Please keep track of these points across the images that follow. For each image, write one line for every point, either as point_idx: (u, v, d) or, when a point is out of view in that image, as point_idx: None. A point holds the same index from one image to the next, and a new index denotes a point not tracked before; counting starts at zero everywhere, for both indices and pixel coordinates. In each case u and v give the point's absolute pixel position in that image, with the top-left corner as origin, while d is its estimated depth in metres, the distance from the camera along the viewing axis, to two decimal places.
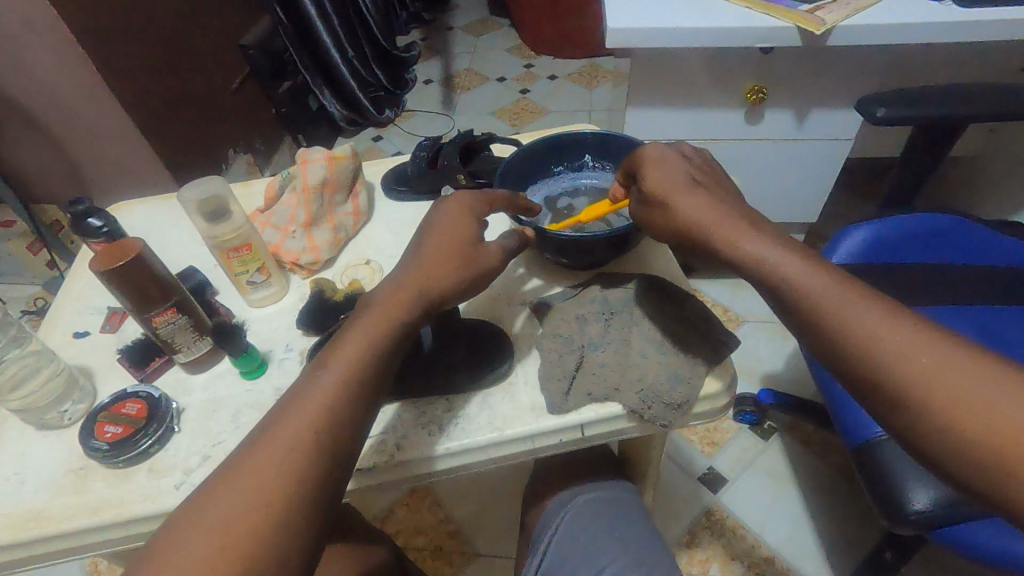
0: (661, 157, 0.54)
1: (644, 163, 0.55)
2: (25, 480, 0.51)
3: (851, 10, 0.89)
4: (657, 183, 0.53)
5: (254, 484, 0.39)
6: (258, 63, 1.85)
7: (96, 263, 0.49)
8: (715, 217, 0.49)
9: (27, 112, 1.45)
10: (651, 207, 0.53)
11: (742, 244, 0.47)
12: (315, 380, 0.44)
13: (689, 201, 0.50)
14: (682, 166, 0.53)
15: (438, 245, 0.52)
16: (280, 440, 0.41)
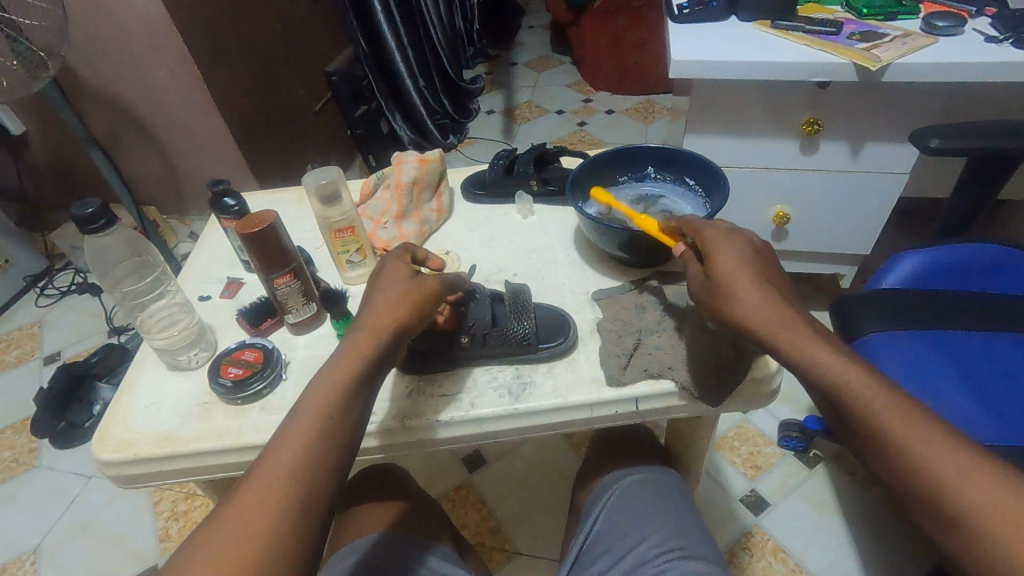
0: (729, 240, 0.52)
1: (713, 246, 0.52)
2: (160, 408, 0.60)
3: (907, 49, 0.94)
4: (728, 273, 0.49)
5: (249, 507, 0.40)
6: (340, 88, 2.03)
7: (240, 228, 0.58)
8: (772, 318, 0.47)
9: (143, 121, 1.65)
10: (712, 289, 0.51)
11: (805, 348, 0.46)
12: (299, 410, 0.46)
13: (751, 298, 0.48)
14: (752, 257, 0.51)
15: (393, 286, 0.55)
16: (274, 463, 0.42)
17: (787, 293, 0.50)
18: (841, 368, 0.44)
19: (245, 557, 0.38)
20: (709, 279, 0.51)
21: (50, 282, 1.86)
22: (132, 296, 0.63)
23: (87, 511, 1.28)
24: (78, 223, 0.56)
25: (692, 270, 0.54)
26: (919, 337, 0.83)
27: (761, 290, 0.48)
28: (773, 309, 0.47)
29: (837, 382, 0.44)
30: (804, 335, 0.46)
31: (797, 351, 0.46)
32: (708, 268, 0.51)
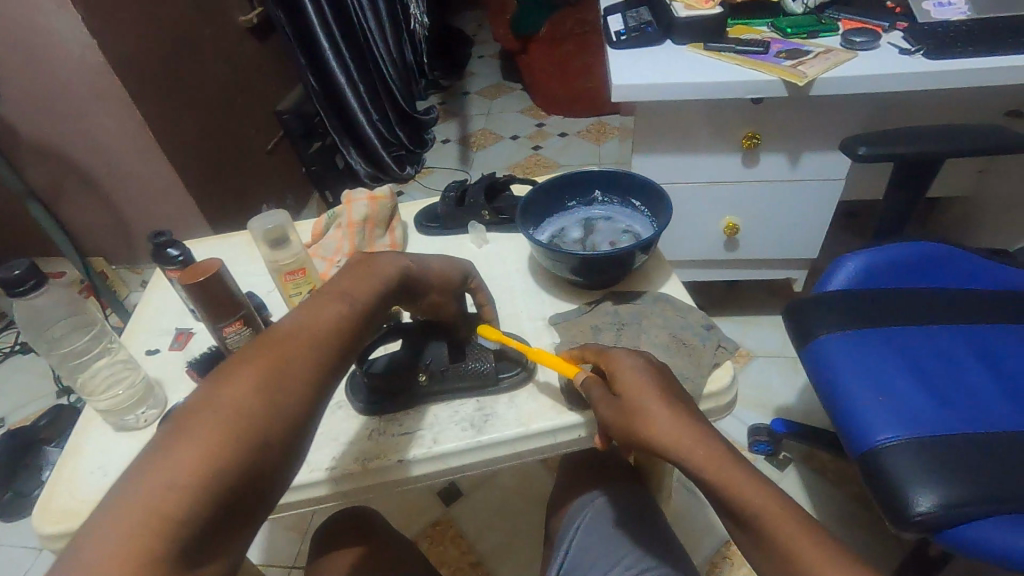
0: (632, 362, 0.52)
1: (617, 367, 0.52)
2: (107, 472, 0.58)
3: (831, 63, 0.99)
4: (636, 394, 0.49)
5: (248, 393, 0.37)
6: (291, 126, 2.02)
7: (182, 279, 0.56)
8: (688, 444, 0.45)
9: (85, 172, 1.60)
10: (623, 411, 0.50)
11: (739, 489, 0.44)
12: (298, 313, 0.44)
13: (658, 417, 0.47)
14: (658, 380, 0.50)
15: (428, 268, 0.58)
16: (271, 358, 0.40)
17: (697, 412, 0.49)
18: (753, 499, 0.43)
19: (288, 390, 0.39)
20: (617, 403, 0.50)
21: None
22: (70, 356, 0.60)
23: None
24: (7, 287, 0.54)
25: (596, 394, 0.53)
26: (869, 336, 0.86)
27: (672, 411, 0.47)
28: (685, 437, 0.46)
29: (750, 510, 0.43)
30: (724, 459, 0.45)
31: (727, 484, 0.44)
32: (615, 387, 0.51)
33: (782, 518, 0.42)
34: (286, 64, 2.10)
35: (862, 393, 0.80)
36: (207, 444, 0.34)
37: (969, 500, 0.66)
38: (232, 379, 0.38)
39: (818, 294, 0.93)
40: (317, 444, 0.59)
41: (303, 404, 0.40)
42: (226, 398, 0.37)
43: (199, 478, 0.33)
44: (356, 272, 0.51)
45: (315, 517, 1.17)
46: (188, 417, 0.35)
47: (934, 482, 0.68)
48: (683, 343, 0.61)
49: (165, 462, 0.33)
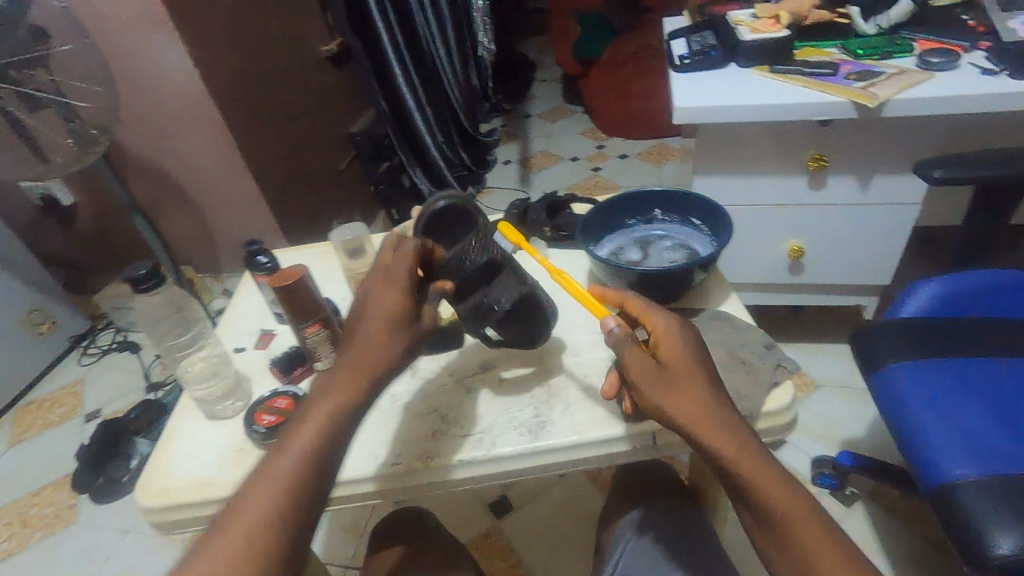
0: (681, 337, 0.52)
1: (666, 338, 0.52)
2: (197, 455, 0.64)
3: (904, 84, 0.97)
4: (686, 375, 0.49)
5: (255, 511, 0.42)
6: (362, 147, 2.15)
7: (273, 283, 0.62)
8: (728, 440, 0.47)
9: (181, 187, 1.76)
10: (667, 383, 0.49)
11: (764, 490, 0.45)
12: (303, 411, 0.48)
13: (703, 406, 0.48)
14: (702, 363, 0.51)
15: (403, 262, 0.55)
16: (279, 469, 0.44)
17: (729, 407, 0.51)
18: (781, 501, 0.45)
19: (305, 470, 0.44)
20: (661, 373, 0.50)
21: (92, 342, 1.95)
22: (177, 348, 0.68)
23: (122, 565, 1.30)
24: (132, 284, 0.62)
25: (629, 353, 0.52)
26: (943, 366, 0.82)
27: (714, 401, 0.49)
28: (723, 429, 0.47)
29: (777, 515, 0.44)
30: (757, 458, 0.46)
31: (758, 481, 0.45)
32: (655, 352, 0.52)
33: (807, 527, 0.44)
34: (360, 90, 2.24)
35: (934, 424, 0.76)
36: (243, 542, 0.40)
37: None
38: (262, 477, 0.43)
39: (888, 320, 0.89)
40: (383, 441, 0.63)
41: (295, 514, 0.43)
42: (239, 517, 0.42)
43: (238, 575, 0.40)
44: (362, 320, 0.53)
45: (371, 519, 1.22)
46: (229, 524, 0.41)
47: (1014, 523, 0.64)
48: (741, 361, 0.61)
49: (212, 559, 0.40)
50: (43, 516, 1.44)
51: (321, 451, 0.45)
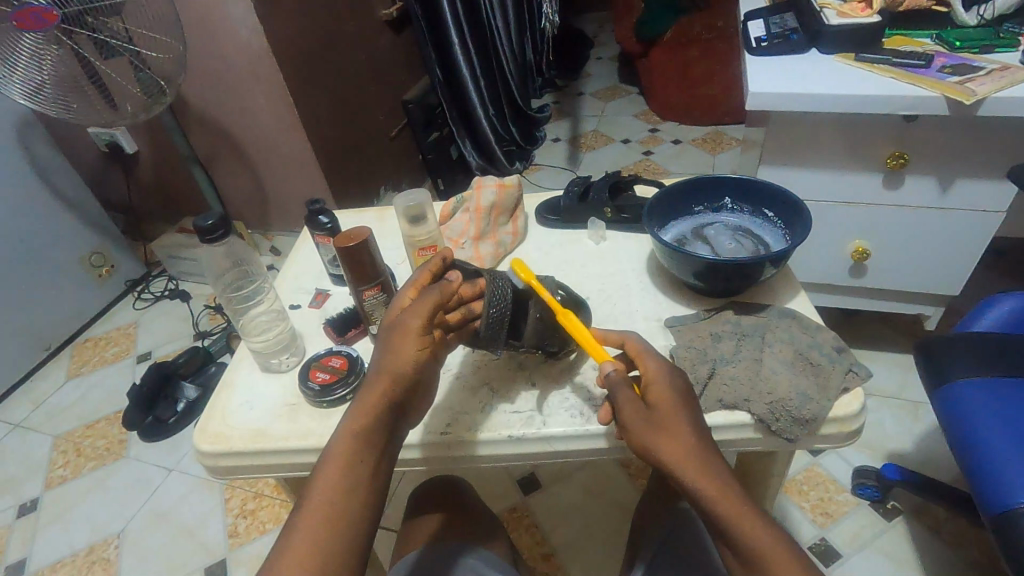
0: (672, 378, 0.52)
1: (660, 377, 0.52)
2: (253, 405, 0.65)
3: (1005, 82, 0.90)
4: (677, 411, 0.49)
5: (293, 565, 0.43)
6: (414, 116, 2.13)
7: (337, 243, 0.63)
8: (707, 476, 0.47)
9: (238, 143, 1.79)
10: (655, 419, 0.49)
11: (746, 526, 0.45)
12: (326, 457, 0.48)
13: (691, 443, 0.48)
14: (690, 405, 0.51)
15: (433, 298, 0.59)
16: (311, 521, 0.45)
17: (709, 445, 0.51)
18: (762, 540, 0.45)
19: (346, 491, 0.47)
20: (652, 412, 0.50)
21: (146, 287, 2.03)
22: (237, 301, 0.70)
23: (165, 501, 1.37)
24: (200, 233, 0.62)
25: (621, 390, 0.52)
26: (1018, 387, 0.77)
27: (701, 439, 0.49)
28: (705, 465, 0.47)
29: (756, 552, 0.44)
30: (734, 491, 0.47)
31: (734, 515, 0.46)
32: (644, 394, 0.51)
33: (782, 563, 0.44)
34: (416, 57, 2.23)
35: (1002, 447, 0.72)
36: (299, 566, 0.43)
37: None
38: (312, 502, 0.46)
39: (959, 333, 0.85)
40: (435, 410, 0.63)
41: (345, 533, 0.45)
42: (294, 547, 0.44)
43: None
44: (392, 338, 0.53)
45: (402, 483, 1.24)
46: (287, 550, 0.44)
47: None
48: (809, 363, 0.58)
49: None
50: (95, 448, 1.52)
51: (363, 476, 0.48)
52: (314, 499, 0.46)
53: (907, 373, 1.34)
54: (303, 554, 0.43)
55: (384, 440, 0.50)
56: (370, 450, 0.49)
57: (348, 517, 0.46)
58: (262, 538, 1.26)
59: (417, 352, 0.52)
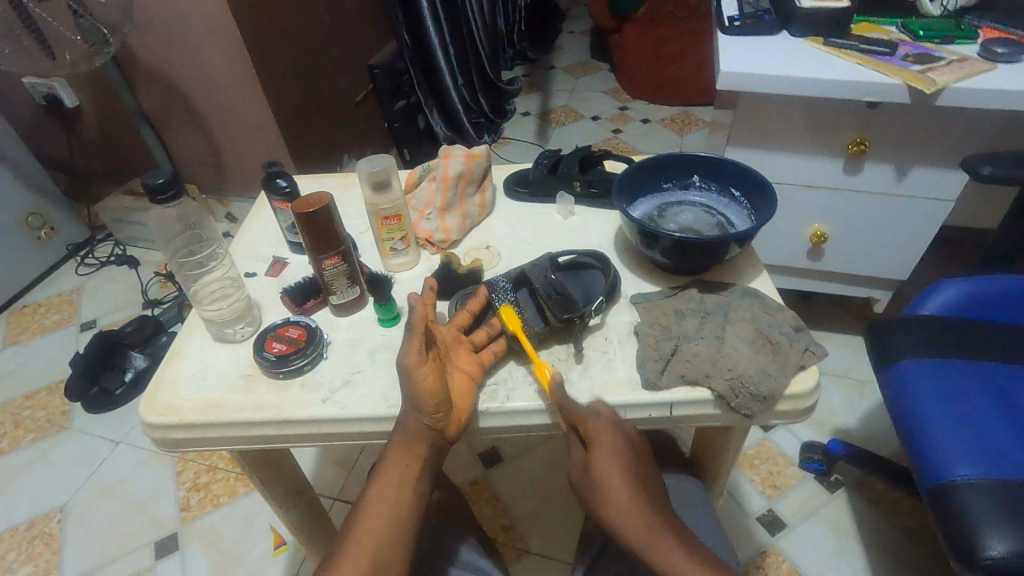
0: (611, 432, 0.53)
1: (598, 436, 0.53)
2: (205, 376, 0.62)
3: (964, 73, 0.92)
4: (605, 469, 0.51)
5: (355, 560, 0.46)
6: (381, 82, 2.05)
7: (294, 209, 0.60)
8: (635, 519, 0.49)
9: (191, 102, 1.70)
10: (587, 482, 0.53)
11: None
12: (377, 473, 0.52)
13: (620, 497, 0.50)
14: (629, 455, 0.53)
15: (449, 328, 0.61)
16: (366, 523, 0.49)
17: (657, 494, 0.52)
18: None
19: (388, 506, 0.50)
20: (586, 471, 0.53)
21: (90, 252, 1.92)
22: (189, 266, 0.66)
23: (113, 475, 1.32)
24: (150, 193, 0.58)
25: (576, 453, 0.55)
26: (958, 367, 0.81)
27: (632, 490, 0.50)
28: (637, 515, 0.49)
29: None
30: (661, 534, 0.48)
31: (660, 559, 0.47)
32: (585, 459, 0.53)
33: None
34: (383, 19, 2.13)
35: (941, 422, 0.76)
36: None
37: None
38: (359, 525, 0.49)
39: (908, 317, 0.88)
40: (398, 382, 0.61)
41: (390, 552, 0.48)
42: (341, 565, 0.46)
43: None
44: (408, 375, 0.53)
45: (360, 458, 1.23)
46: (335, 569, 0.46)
47: (1008, 527, 0.65)
48: (769, 341, 0.60)
49: None
50: (36, 419, 1.44)
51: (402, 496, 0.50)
52: (363, 520, 0.49)
53: (856, 354, 1.40)
54: (361, 554, 0.47)
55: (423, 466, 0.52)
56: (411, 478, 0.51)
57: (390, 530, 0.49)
58: (215, 513, 1.23)
59: (429, 381, 0.52)
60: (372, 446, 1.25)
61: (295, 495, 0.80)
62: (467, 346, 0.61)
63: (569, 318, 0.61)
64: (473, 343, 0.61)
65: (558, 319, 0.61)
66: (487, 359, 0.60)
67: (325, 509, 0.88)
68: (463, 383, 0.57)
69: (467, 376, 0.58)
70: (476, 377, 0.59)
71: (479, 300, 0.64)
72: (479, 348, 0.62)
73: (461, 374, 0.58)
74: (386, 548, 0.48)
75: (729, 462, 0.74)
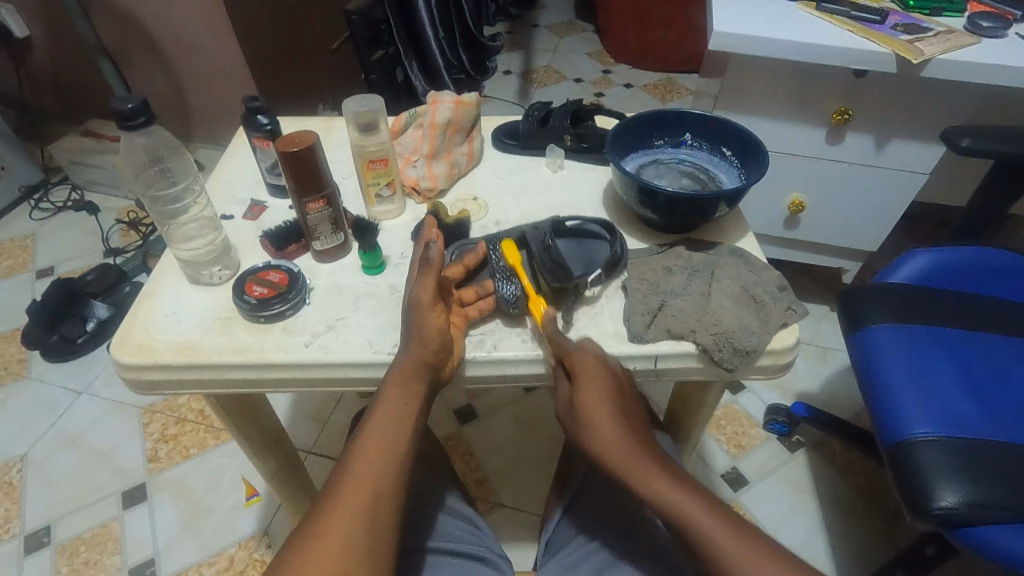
0: (595, 371, 0.54)
1: (582, 373, 0.54)
2: (181, 318, 0.60)
3: (950, 45, 0.93)
4: (589, 401, 0.53)
5: (355, 494, 0.46)
6: (357, 29, 1.87)
7: (278, 146, 0.58)
8: (619, 454, 0.51)
9: (155, 36, 1.60)
10: (573, 415, 0.54)
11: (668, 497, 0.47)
12: (374, 406, 0.52)
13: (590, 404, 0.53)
14: (613, 389, 0.54)
15: (449, 275, 0.61)
16: (361, 462, 0.48)
17: (641, 427, 0.55)
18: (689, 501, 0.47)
19: (381, 444, 0.50)
20: (572, 406, 0.54)
21: (44, 195, 1.81)
22: (163, 202, 0.63)
23: (75, 425, 1.28)
24: (119, 119, 0.55)
25: (562, 390, 0.57)
26: (924, 333, 0.84)
27: (616, 423, 0.52)
28: (617, 446, 0.51)
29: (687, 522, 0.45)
30: (655, 480, 0.48)
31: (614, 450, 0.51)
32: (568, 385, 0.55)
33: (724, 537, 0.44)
34: None
35: (903, 384, 0.79)
36: (348, 525, 0.44)
37: (989, 504, 0.66)
38: (354, 466, 0.48)
39: (879, 284, 0.91)
40: (383, 329, 0.60)
41: (386, 488, 0.47)
42: (339, 503, 0.45)
43: (351, 548, 0.42)
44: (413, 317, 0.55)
45: (334, 412, 1.22)
46: (334, 508, 0.45)
47: (960, 481, 0.68)
48: (753, 299, 0.61)
49: (322, 537, 0.43)
50: None
51: (397, 439, 0.50)
52: (359, 457, 0.49)
53: (821, 323, 1.45)
54: (361, 488, 0.46)
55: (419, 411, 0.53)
56: (405, 420, 0.52)
57: (386, 466, 0.48)
58: (184, 464, 1.21)
59: (436, 318, 0.55)
60: (347, 401, 1.24)
61: (272, 444, 0.79)
62: (455, 299, 0.60)
63: (563, 285, 0.60)
64: (461, 298, 0.61)
65: (550, 286, 0.60)
66: (473, 314, 0.60)
67: (299, 460, 0.87)
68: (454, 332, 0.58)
69: (453, 326, 0.58)
70: (462, 328, 0.59)
71: (476, 255, 0.64)
72: (471, 303, 0.61)
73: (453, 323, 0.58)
74: (384, 481, 0.47)
75: (703, 417, 0.76)
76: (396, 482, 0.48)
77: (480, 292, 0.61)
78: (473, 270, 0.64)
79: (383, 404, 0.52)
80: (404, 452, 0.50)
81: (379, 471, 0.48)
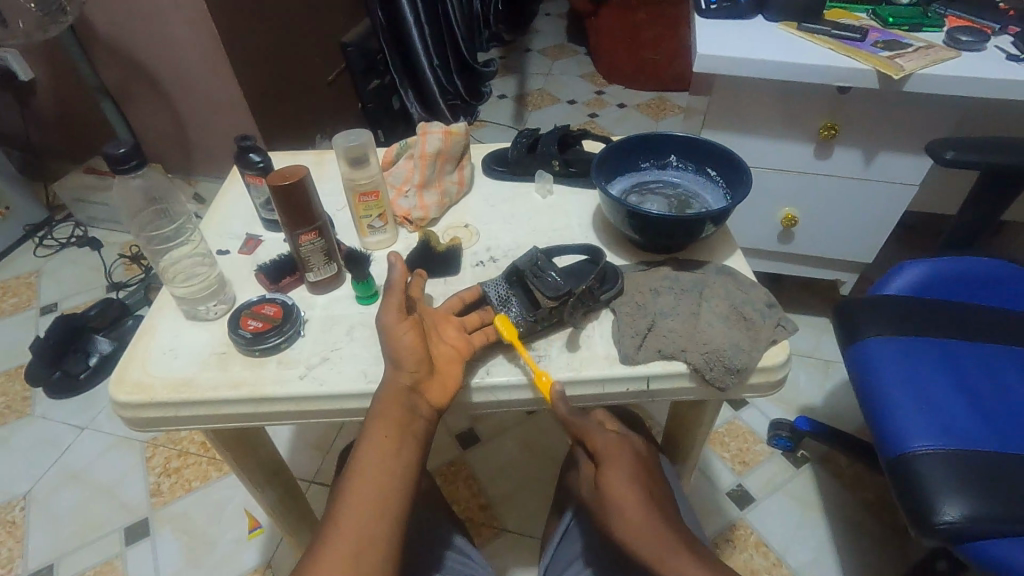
0: (617, 447, 0.56)
1: (604, 446, 0.56)
2: (177, 355, 0.61)
3: (930, 61, 0.95)
4: (611, 480, 0.53)
5: (342, 544, 0.46)
6: (353, 61, 1.95)
7: (270, 181, 0.59)
8: (633, 516, 0.51)
9: (156, 76, 1.64)
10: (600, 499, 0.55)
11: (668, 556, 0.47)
12: (363, 442, 0.51)
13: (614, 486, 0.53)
14: (636, 466, 0.56)
15: (441, 308, 0.62)
16: (348, 507, 0.48)
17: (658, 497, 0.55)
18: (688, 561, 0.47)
19: (370, 487, 0.49)
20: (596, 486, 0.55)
21: (48, 233, 1.84)
22: (157, 241, 0.64)
23: (77, 461, 1.29)
24: (111, 163, 0.56)
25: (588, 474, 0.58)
26: (920, 344, 0.84)
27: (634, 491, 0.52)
28: (643, 528, 0.50)
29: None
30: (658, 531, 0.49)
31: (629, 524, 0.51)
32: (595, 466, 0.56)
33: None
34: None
35: (900, 396, 0.79)
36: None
37: (995, 517, 0.65)
38: (342, 514, 0.47)
39: (875, 295, 0.92)
40: (377, 359, 0.60)
41: (371, 535, 0.46)
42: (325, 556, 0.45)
43: None
44: (394, 349, 0.54)
45: (336, 441, 1.21)
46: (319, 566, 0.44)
47: (963, 492, 0.68)
48: (742, 317, 0.61)
49: None
50: None
51: (383, 478, 0.49)
52: (347, 501, 0.48)
53: (822, 335, 1.45)
54: (347, 539, 0.46)
55: (405, 440, 0.52)
56: (392, 455, 0.51)
57: (375, 509, 0.48)
58: (187, 497, 1.21)
59: (408, 339, 0.54)
60: (348, 429, 1.24)
61: (271, 476, 0.79)
62: (456, 325, 0.60)
63: (561, 297, 0.61)
64: (466, 326, 0.61)
65: (549, 300, 0.61)
66: (477, 340, 0.59)
67: (300, 490, 0.87)
68: (450, 356, 0.57)
69: (446, 356, 0.57)
70: (462, 355, 0.58)
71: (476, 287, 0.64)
72: (473, 331, 0.61)
73: (448, 347, 0.58)
74: (368, 529, 0.47)
75: (702, 434, 0.75)
76: (383, 523, 0.47)
77: (479, 320, 0.61)
78: (477, 303, 0.65)
79: (369, 441, 0.51)
80: (397, 491, 0.49)
81: (366, 518, 0.47)
